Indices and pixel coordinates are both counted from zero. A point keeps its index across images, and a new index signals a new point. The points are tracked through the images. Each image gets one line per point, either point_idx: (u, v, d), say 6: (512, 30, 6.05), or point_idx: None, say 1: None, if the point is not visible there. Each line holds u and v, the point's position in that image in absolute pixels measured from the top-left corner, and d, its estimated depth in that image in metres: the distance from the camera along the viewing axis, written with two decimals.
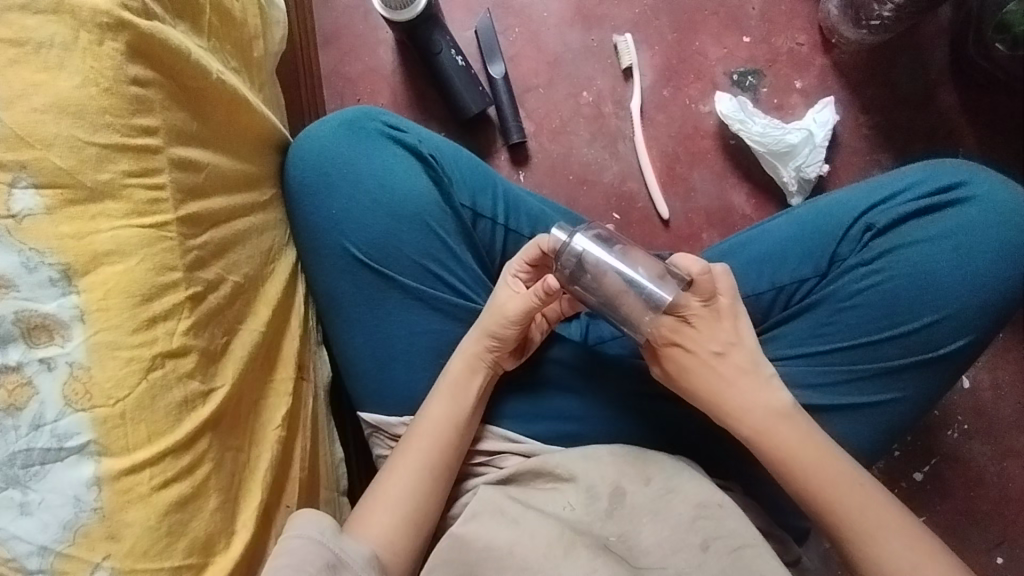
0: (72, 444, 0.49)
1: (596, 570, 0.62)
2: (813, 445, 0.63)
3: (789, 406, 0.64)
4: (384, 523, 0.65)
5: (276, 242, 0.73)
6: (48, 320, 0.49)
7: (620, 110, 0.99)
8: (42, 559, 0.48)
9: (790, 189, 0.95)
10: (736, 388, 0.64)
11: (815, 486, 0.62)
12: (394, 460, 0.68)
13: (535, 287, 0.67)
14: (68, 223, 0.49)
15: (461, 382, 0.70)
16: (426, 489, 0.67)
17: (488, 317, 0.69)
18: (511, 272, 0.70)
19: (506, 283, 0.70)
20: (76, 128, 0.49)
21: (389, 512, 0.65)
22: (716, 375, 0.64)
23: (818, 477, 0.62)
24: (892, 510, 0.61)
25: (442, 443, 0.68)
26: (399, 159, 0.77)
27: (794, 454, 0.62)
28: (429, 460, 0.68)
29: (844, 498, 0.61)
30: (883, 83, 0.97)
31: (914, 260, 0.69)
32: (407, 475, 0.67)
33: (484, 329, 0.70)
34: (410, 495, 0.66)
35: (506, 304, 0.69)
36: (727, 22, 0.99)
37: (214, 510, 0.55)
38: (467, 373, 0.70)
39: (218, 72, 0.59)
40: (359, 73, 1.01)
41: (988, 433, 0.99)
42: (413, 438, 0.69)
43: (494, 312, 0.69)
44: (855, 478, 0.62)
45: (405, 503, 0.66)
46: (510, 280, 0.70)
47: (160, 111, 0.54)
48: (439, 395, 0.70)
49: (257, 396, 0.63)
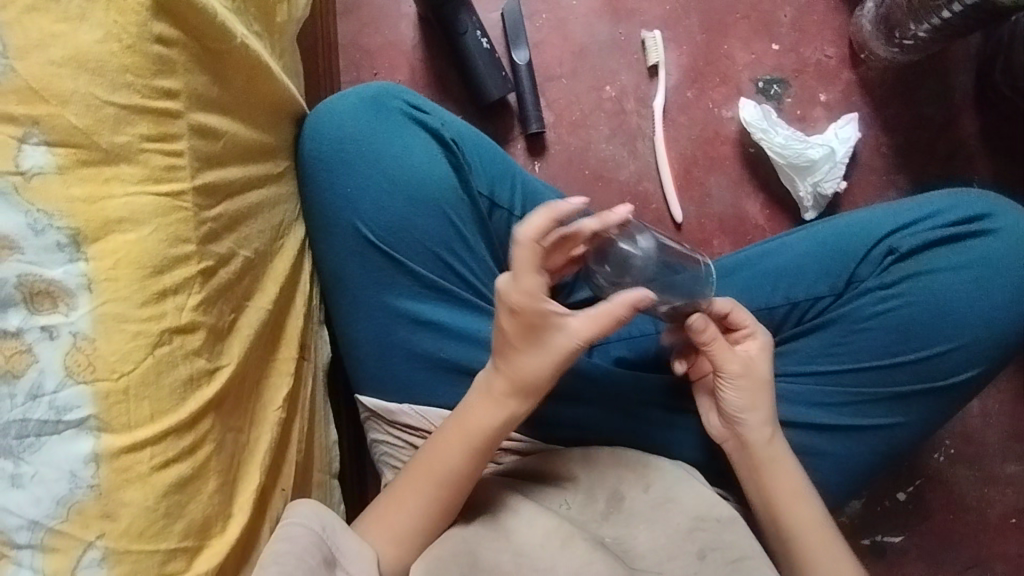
0: (70, 417, 0.47)
1: (592, 562, 0.61)
2: (803, 502, 0.65)
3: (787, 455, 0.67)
4: (394, 525, 0.63)
5: (286, 217, 0.71)
6: (53, 287, 0.46)
7: (641, 107, 0.98)
8: (32, 533, 0.46)
9: (805, 204, 0.94)
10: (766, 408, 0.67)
11: (793, 540, 0.65)
12: (399, 486, 0.65)
13: (610, 303, 0.60)
14: (80, 185, 0.46)
15: (466, 426, 0.65)
16: (431, 518, 0.64)
17: (549, 361, 0.63)
18: (533, 284, 0.59)
19: (516, 290, 0.60)
20: (95, 86, 0.46)
21: (390, 542, 0.63)
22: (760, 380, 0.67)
23: (791, 536, 0.65)
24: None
25: (449, 479, 0.64)
26: (420, 141, 0.75)
27: (780, 503, 0.65)
28: (436, 480, 0.64)
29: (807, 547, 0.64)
30: (907, 104, 0.96)
31: (932, 288, 0.69)
32: (412, 506, 0.64)
33: (515, 360, 0.63)
34: (415, 522, 0.63)
35: (563, 342, 0.62)
36: (757, 27, 0.98)
37: (212, 492, 0.53)
38: (497, 421, 0.64)
39: (243, 36, 0.56)
40: (378, 47, 0.98)
41: (973, 459, 1.01)
42: (420, 471, 0.65)
43: (555, 356, 0.62)
44: (831, 545, 0.64)
45: (410, 531, 0.63)
46: (539, 299, 0.60)
47: (183, 73, 0.51)
48: (446, 431, 0.65)
49: (260, 375, 0.62)
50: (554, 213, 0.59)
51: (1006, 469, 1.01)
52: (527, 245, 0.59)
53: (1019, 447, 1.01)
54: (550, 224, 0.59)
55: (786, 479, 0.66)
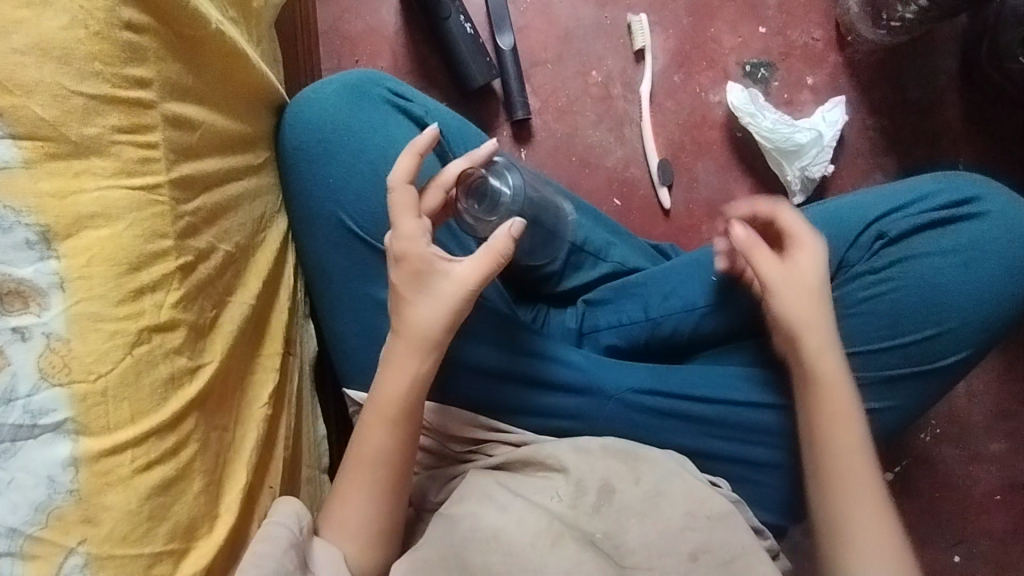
0: (47, 421, 0.45)
1: (581, 563, 0.63)
2: (854, 429, 0.64)
3: (848, 381, 0.65)
4: (346, 521, 0.62)
5: (267, 209, 0.69)
6: (24, 286, 0.44)
7: (628, 93, 0.96)
8: (10, 541, 0.45)
9: (793, 188, 0.94)
10: (809, 320, 0.65)
11: (838, 470, 0.63)
12: (342, 483, 0.63)
13: (489, 241, 0.61)
14: (49, 180, 0.44)
15: (410, 406, 0.63)
16: (381, 511, 0.63)
17: (441, 311, 0.62)
18: (411, 228, 0.61)
19: (398, 237, 0.62)
20: (60, 75, 0.44)
21: (349, 539, 0.62)
22: (794, 278, 0.66)
23: (834, 464, 0.64)
24: (887, 533, 0.61)
25: (386, 467, 0.63)
26: (404, 129, 0.73)
27: (831, 426, 0.64)
28: (372, 468, 0.62)
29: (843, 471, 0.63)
30: (893, 86, 0.96)
31: (923, 271, 0.69)
32: (359, 499, 0.62)
33: (407, 316, 0.62)
34: (368, 517, 0.62)
35: (451, 289, 0.62)
36: (744, 9, 0.97)
37: (198, 493, 0.52)
38: (415, 393, 0.63)
39: (217, 21, 0.54)
40: (359, 32, 0.95)
41: (958, 438, 1.02)
42: (352, 460, 0.63)
43: (445, 304, 0.62)
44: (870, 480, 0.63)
45: (365, 528, 0.62)
46: (424, 246, 0.62)
47: (155, 61, 0.49)
48: (367, 414, 0.63)
49: (244, 372, 0.61)
50: (415, 151, 0.63)
51: (990, 448, 1.02)
52: (400, 188, 0.62)
53: (1003, 426, 1.02)
54: (417, 162, 0.63)
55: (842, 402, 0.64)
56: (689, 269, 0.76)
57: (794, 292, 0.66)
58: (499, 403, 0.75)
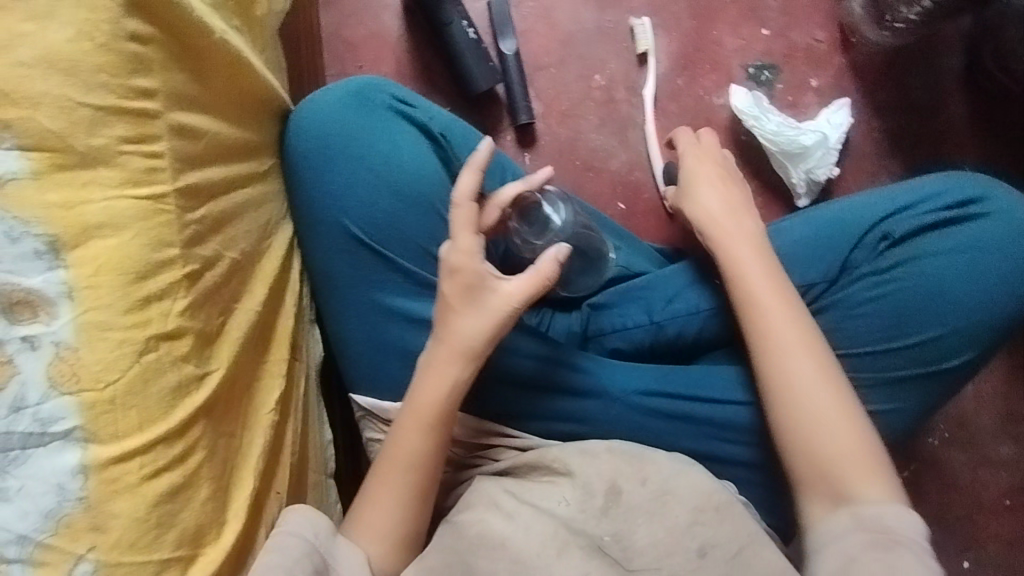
0: (55, 429, 0.45)
1: (588, 572, 0.62)
2: (808, 352, 0.64)
3: (793, 301, 0.66)
4: (376, 524, 0.63)
5: (273, 216, 0.70)
6: (32, 296, 0.45)
7: (631, 96, 0.96)
8: (21, 548, 0.45)
9: (798, 191, 0.93)
10: (702, 215, 0.72)
11: (796, 396, 0.64)
12: (373, 486, 0.64)
13: (536, 264, 0.63)
14: (57, 191, 0.45)
15: (445, 412, 0.63)
16: (413, 513, 0.64)
17: (485, 325, 0.63)
18: (470, 243, 0.63)
19: (455, 249, 0.63)
20: (67, 87, 0.45)
21: (377, 542, 0.62)
22: (692, 183, 0.75)
23: (790, 385, 0.64)
24: (860, 438, 0.62)
25: (417, 471, 0.63)
26: (408, 136, 0.73)
27: (782, 352, 0.65)
28: (406, 471, 0.63)
29: (805, 396, 0.63)
30: (898, 88, 0.95)
31: (929, 272, 0.68)
32: (389, 502, 0.63)
33: (450, 324, 0.64)
34: (398, 520, 0.63)
35: (499, 304, 0.63)
36: (747, 12, 0.97)
37: (205, 499, 0.52)
38: (452, 401, 0.63)
39: (221, 31, 0.54)
40: (363, 38, 0.96)
41: (967, 441, 1.02)
42: (386, 462, 0.64)
43: (491, 316, 0.63)
44: (838, 398, 0.63)
45: (394, 531, 0.63)
46: (477, 258, 0.63)
47: (160, 71, 0.49)
48: (402, 418, 0.64)
49: (250, 378, 0.61)
50: (477, 168, 0.64)
51: (999, 450, 1.02)
52: (465, 205, 0.63)
53: (1012, 429, 1.02)
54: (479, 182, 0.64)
55: (788, 323, 0.65)
56: (682, 271, 0.77)
57: (695, 197, 0.74)
58: (504, 407, 0.75)
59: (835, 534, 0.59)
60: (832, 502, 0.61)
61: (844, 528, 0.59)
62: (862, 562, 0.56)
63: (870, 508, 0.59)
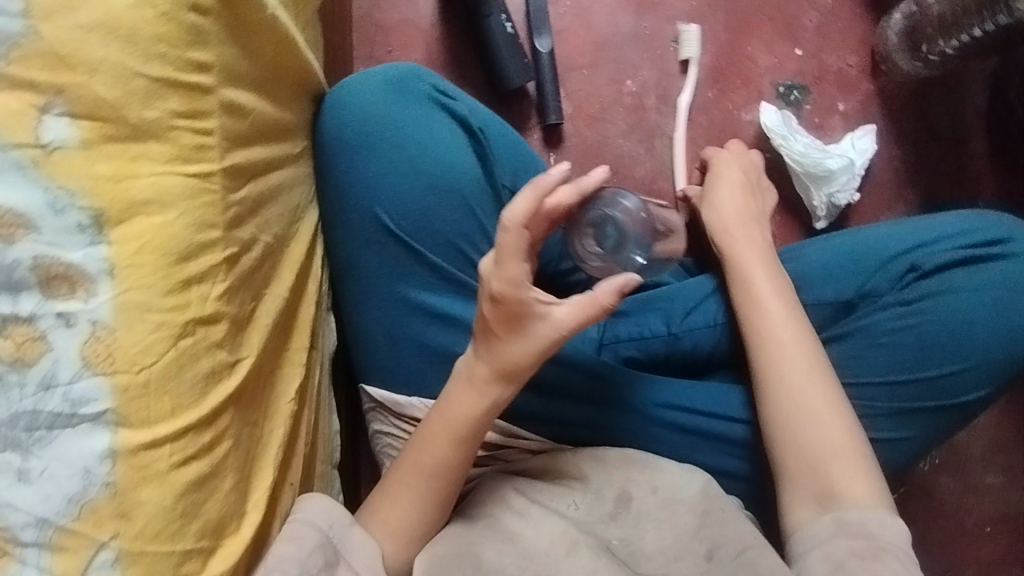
0: (86, 410, 0.44)
1: (596, 571, 0.61)
2: (803, 349, 0.66)
3: (792, 301, 0.68)
4: (391, 520, 0.62)
5: (302, 199, 0.68)
6: (71, 270, 0.43)
7: (661, 104, 0.96)
8: (39, 531, 0.44)
9: (818, 214, 0.94)
10: (720, 217, 0.75)
11: (790, 393, 0.64)
12: (388, 483, 0.63)
13: (592, 291, 0.58)
14: (106, 162, 0.43)
15: (467, 418, 0.62)
16: (430, 511, 0.63)
17: (531, 350, 0.60)
18: (517, 273, 0.56)
19: (498, 275, 0.57)
20: (125, 55, 0.43)
21: (390, 539, 0.62)
22: (714, 188, 0.79)
23: (787, 383, 0.65)
24: (851, 445, 0.63)
25: (434, 474, 0.62)
26: (446, 128, 0.72)
27: (776, 348, 0.66)
28: (426, 474, 0.62)
29: (799, 394, 0.64)
30: (921, 119, 0.97)
31: (951, 307, 0.70)
32: (403, 499, 0.62)
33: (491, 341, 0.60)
34: (410, 521, 0.62)
35: (545, 330, 0.59)
36: (781, 30, 0.97)
37: (229, 490, 0.51)
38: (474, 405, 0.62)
39: (273, 7, 0.52)
40: (395, 22, 0.94)
41: (955, 468, 1.04)
42: (406, 458, 0.63)
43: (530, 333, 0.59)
44: (829, 399, 0.64)
45: (404, 531, 0.62)
46: (522, 287, 0.57)
47: (216, 45, 0.47)
48: (430, 422, 0.63)
49: (273, 366, 0.59)
50: (540, 191, 0.56)
51: (985, 479, 1.04)
52: (515, 231, 0.56)
53: (999, 459, 1.04)
54: (538, 206, 0.56)
55: (785, 324, 0.66)
56: (704, 283, 0.77)
57: (715, 203, 0.77)
58: (520, 409, 0.74)
59: (820, 536, 0.59)
60: (817, 505, 0.62)
61: (826, 532, 0.59)
62: (848, 569, 0.56)
63: (854, 511, 0.59)
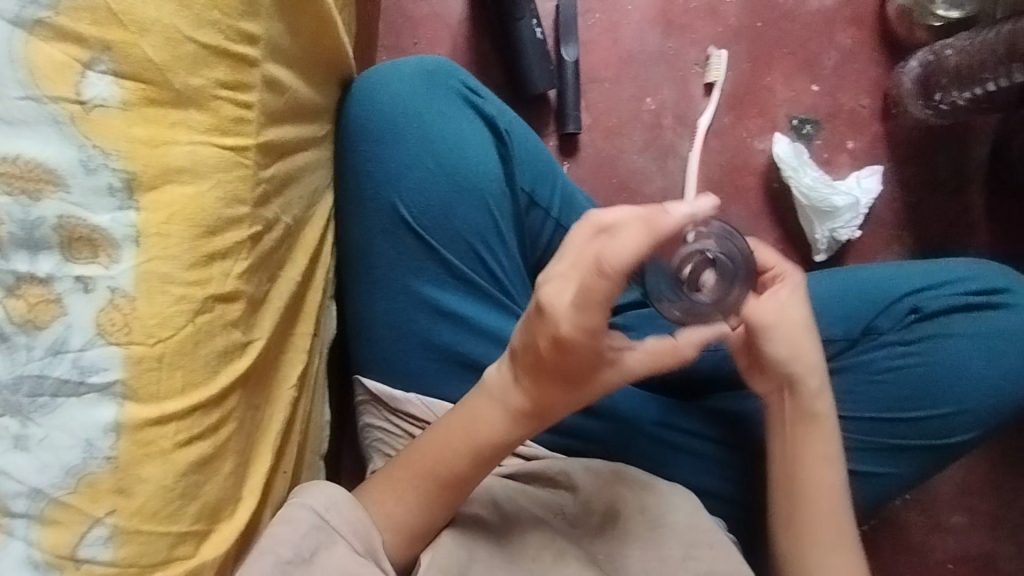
0: (94, 380, 0.42)
1: None
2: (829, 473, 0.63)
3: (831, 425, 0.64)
4: (385, 514, 0.61)
5: (320, 183, 0.66)
6: (96, 234, 0.41)
7: (678, 125, 0.97)
8: (30, 502, 0.42)
9: (818, 246, 0.96)
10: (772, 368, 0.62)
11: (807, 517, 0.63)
12: (382, 479, 0.63)
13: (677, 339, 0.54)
14: (144, 126, 0.42)
15: (467, 425, 0.61)
16: (424, 508, 0.62)
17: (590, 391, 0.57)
18: (595, 319, 0.51)
19: (572, 308, 0.51)
20: (178, 18, 0.42)
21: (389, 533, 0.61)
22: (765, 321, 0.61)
23: (806, 506, 0.63)
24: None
25: (427, 473, 0.61)
26: (472, 125, 0.71)
27: (803, 469, 0.63)
28: (420, 474, 0.62)
29: (815, 520, 0.63)
30: (924, 166, 0.99)
31: (948, 351, 0.71)
32: (398, 495, 0.62)
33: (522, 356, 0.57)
34: (398, 517, 0.61)
35: (609, 376, 0.56)
36: (801, 64, 0.99)
37: (228, 474, 0.49)
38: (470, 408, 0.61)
39: None
40: (423, 14, 0.93)
41: (924, 506, 1.07)
42: (407, 461, 0.62)
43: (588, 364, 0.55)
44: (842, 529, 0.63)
45: (393, 528, 0.61)
46: (597, 335, 0.52)
47: (266, 18, 0.46)
48: (450, 426, 0.61)
49: (279, 350, 0.58)
50: (653, 233, 0.48)
51: (952, 519, 1.07)
52: (612, 279, 0.49)
53: (967, 501, 1.07)
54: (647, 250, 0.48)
55: (819, 447, 0.63)
56: None
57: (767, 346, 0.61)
58: None
59: None
60: None
61: None
62: None
63: None
